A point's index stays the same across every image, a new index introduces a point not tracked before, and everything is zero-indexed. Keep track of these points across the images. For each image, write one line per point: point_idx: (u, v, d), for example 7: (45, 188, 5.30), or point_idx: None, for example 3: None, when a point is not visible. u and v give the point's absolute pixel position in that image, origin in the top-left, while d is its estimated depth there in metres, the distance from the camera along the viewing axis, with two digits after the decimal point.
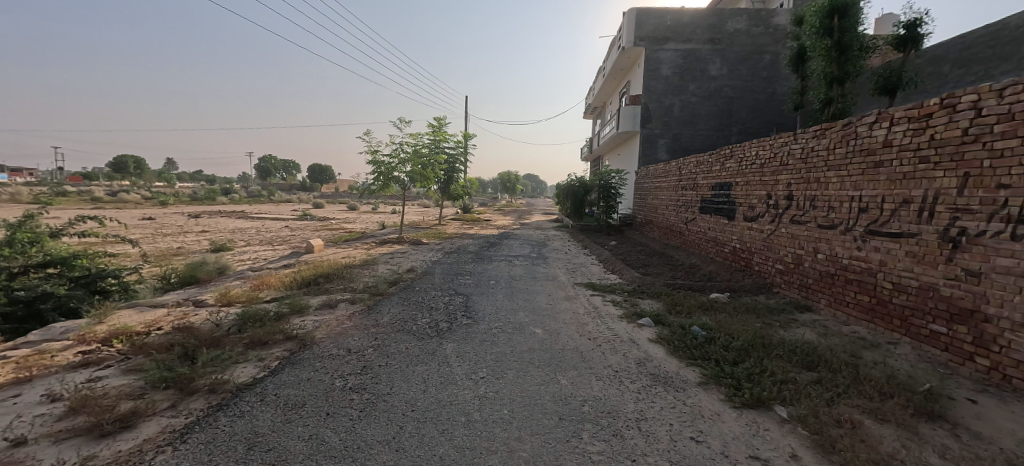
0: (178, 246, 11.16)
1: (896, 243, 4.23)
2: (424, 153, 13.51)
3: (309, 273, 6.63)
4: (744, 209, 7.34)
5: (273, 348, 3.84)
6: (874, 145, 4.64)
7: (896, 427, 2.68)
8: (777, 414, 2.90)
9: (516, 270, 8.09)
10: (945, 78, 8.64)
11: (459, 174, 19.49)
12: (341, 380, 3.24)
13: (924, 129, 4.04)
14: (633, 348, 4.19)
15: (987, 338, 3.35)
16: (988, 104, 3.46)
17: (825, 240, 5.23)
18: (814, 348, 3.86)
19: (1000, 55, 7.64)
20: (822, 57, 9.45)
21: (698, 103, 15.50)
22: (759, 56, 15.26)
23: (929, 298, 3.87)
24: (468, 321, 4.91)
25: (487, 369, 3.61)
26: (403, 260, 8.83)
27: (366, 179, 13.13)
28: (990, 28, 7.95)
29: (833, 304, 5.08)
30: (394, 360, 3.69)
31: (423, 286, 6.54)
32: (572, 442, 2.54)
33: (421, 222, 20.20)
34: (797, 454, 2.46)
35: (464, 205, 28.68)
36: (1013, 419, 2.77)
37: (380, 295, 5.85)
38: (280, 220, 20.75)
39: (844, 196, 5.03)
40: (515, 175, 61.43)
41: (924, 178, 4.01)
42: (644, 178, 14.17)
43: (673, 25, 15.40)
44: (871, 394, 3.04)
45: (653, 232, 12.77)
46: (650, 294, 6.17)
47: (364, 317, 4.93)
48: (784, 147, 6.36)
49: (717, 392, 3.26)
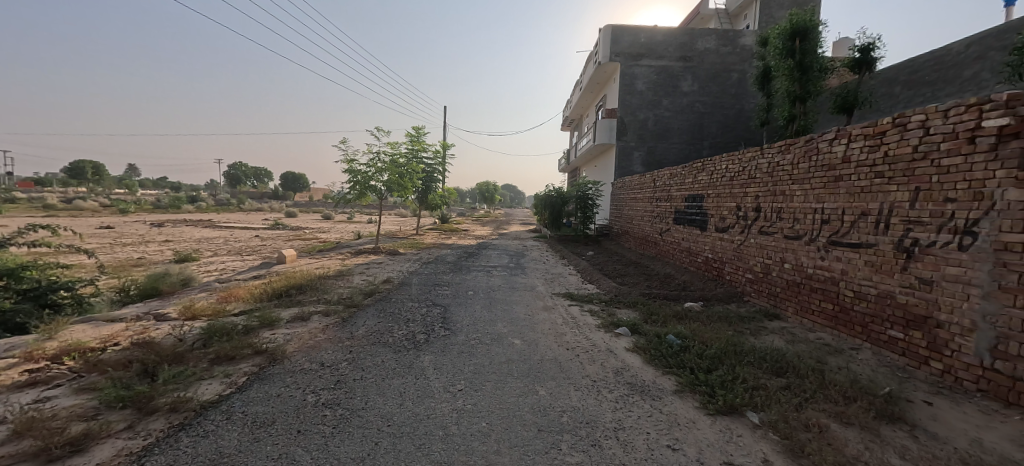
0: (138, 257, 10.58)
1: (856, 253, 4.47)
2: (402, 162, 13.37)
3: (280, 285, 6.40)
4: (715, 220, 7.60)
5: (240, 363, 3.67)
6: (834, 161, 4.92)
7: (860, 430, 2.80)
8: (749, 420, 2.98)
9: (495, 281, 8.06)
10: (896, 99, 9.26)
11: (437, 184, 19.37)
12: (313, 395, 3.12)
13: (878, 146, 4.32)
14: (611, 357, 4.23)
15: (939, 342, 3.56)
16: (934, 123, 3.74)
17: (792, 250, 5.47)
18: (782, 354, 4.00)
19: (943, 78, 8.26)
20: (785, 77, 9.99)
21: (671, 117, 16.07)
22: (727, 74, 15.97)
23: (886, 305, 4.10)
24: (446, 333, 4.85)
25: (465, 381, 3.56)
26: (379, 270, 8.66)
27: (341, 188, 12.86)
28: (934, 54, 8.61)
29: (800, 312, 5.29)
30: (369, 374, 3.60)
31: (399, 297, 6.43)
32: (550, 453, 2.53)
33: (398, 232, 19.88)
34: (768, 459, 2.53)
35: (441, 215, 28.46)
36: (965, 419, 2.94)
37: (354, 307, 5.71)
38: (249, 229, 20.00)
39: (808, 209, 5.29)
40: (494, 185, 61.51)
41: (879, 192, 4.28)
42: (620, 190, 14.47)
43: (647, 42, 16.00)
44: (836, 398, 3.17)
45: (629, 243, 13.01)
46: (627, 304, 6.27)
47: (338, 329, 4.80)
48: (751, 161, 6.66)
49: (692, 399, 3.32)
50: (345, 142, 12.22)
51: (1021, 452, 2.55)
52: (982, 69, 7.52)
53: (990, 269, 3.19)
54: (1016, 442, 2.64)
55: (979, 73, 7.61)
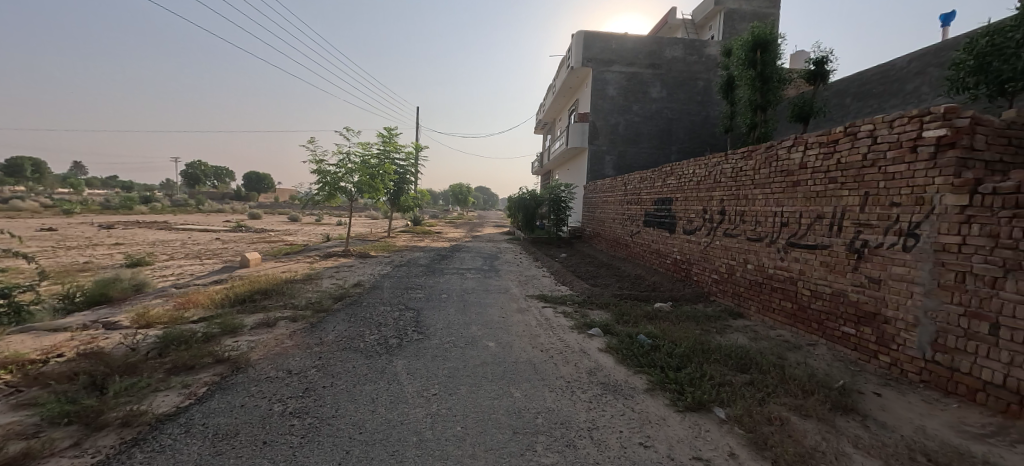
0: (84, 261, 9.81)
1: (812, 254, 4.75)
2: (374, 163, 13.08)
3: (244, 290, 6.11)
4: (683, 223, 7.87)
5: (200, 373, 3.47)
6: (792, 167, 5.22)
7: (817, 422, 2.97)
8: (716, 416, 3.10)
9: (469, 283, 8.02)
10: (847, 109, 9.92)
11: (410, 185, 19.08)
12: (280, 404, 3.00)
13: (832, 153, 4.61)
14: (584, 358, 4.29)
15: (886, 337, 3.83)
16: (881, 133, 4.03)
17: (754, 251, 5.74)
18: (746, 352, 4.19)
19: (889, 91, 8.91)
20: (748, 86, 10.48)
21: (641, 123, 16.54)
22: (693, 82, 16.58)
23: (839, 303, 4.38)
24: (419, 336, 4.78)
25: (440, 385, 3.52)
26: (349, 274, 8.42)
27: (309, 190, 12.44)
28: (880, 69, 9.28)
29: (761, 310, 5.56)
30: (340, 380, 3.50)
31: (371, 301, 6.27)
32: (526, 455, 2.53)
33: (370, 235, 19.41)
34: (734, 452, 2.64)
35: (413, 216, 28.00)
36: (910, 408, 3.18)
37: (323, 312, 5.52)
38: (208, 232, 18.96)
39: (768, 212, 5.58)
40: (467, 187, 61.04)
41: (833, 196, 4.57)
42: (592, 193, 14.73)
43: (617, 49, 16.44)
44: (795, 392, 3.34)
45: (601, 244, 13.27)
46: (600, 305, 6.39)
47: (306, 335, 4.63)
48: (716, 167, 6.94)
49: (662, 397, 3.42)
50: (313, 142, 11.84)
51: (959, 437, 2.78)
52: (923, 83, 8.16)
53: (931, 269, 3.46)
54: (954, 428, 2.87)
55: (919, 87, 8.25)
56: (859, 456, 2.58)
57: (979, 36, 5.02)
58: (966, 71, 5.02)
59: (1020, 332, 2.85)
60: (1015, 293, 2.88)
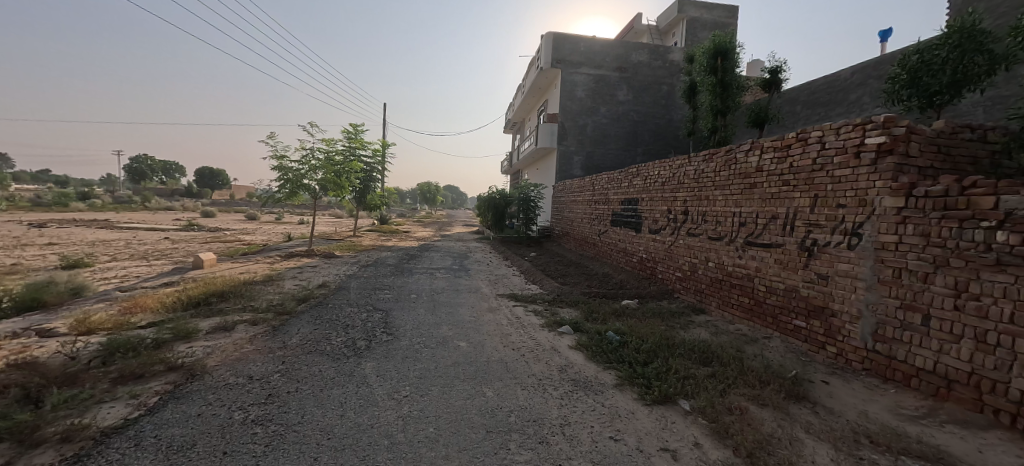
0: (11, 263, 8.89)
1: (767, 252, 5.03)
2: (339, 160, 12.65)
3: (198, 293, 5.75)
4: (649, 222, 8.12)
5: (150, 381, 3.24)
6: (749, 170, 5.51)
7: (773, 410, 3.16)
8: (682, 408, 3.23)
9: (438, 283, 7.91)
10: (797, 116, 10.58)
11: (377, 183, 18.60)
12: (241, 412, 2.85)
13: (785, 158, 4.91)
14: (555, 356, 4.34)
15: (833, 329, 4.12)
16: (829, 139, 4.33)
17: (715, 250, 6.01)
18: (708, 345, 4.38)
19: (835, 100, 9.56)
20: (709, 92, 10.94)
21: (608, 125, 16.93)
22: (658, 86, 17.11)
23: (792, 298, 4.66)
24: (388, 338, 4.67)
25: (411, 387, 3.45)
26: (314, 275, 8.10)
27: (270, 187, 11.85)
28: (826, 79, 9.94)
29: (721, 306, 5.83)
30: (306, 385, 3.36)
31: (337, 302, 6.07)
32: (500, 453, 2.54)
33: (335, 234, 18.75)
34: (699, 442, 2.76)
35: (381, 215, 27.27)
36: (854, 394, 3.44)
37: (286, 314, 5.28)
38: (157, 231, 17.66)
39: (727, 213, 5.86)
40: (436, 186, 60.32)
41: (786, 198, 4.86)
42: (561, 193, 14.89)
43: (586, 51, 16.77)
44: (753, 383, 3.54)
45: (570, 243, 13.47)
46: (569, 303, 6.49)
47: (268, 339, 4.42)
48: (680, 169, 7.21)
49: (631, 392, 3.52)
50: (273, 137, 11.28)
51: (895, 420, 3.04)
52: (864, 94, 8.81)
53: (872, 265, 3.76)
54: (892, 412, 3.14)
55: (861, 97, 8.89)
56: (810, 440, 2.78)
57: (910, 53, 5.48)
58: (900, 84, 5.43)
59: (948, 322, 3.15)
60: (944, 287, 3.18)
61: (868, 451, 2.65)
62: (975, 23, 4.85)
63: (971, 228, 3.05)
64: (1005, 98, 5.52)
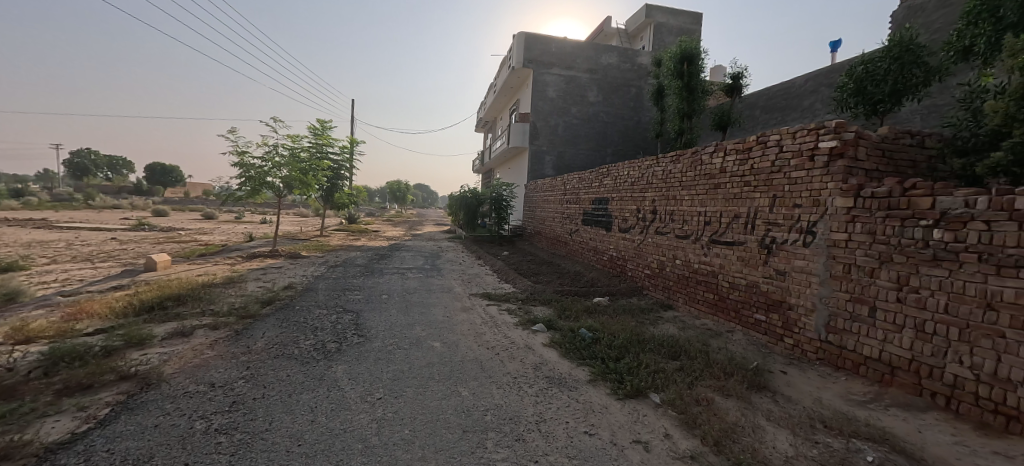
0: None
1: (730, 250, 5.27)
2: (305, 157, 12.18)
3: (152, 297, 5.41)
4: (619, 221, 8.32)
5: (100, 392, 3.02)
6: (714, 171, 5.75)
7: (736, 400, 3.33)
8: (652, 401, 3.34)
9: (410, 283, 7.78)
10: (756, 120, 11.12)
11: (346, 181, 18.06)
12: (203, 421, 2.70)
13: (747, 160, 5.16)
14: (529, 354, 4.38)
15: (790, 322, 4.37)
16: (786, 142, 4.59)
17: (682, 248, 6.23)
18: (676, 340, 4.55)
19: (791, 106, 10.12)
20: (676, 95, 11.30)
21: (580, 126, 17.19)
22: (627, 88, 17.52)
23: (753, 293, 4.91)
24: (360, 340, 4.55)
25: (384, 389, 3.39)
26: (278, 276, 7.79)
27: (230, 184, 11.26)
28: (782, 86, 10.53)
29: (688, 302, 6.05)
30: (273, 391, 3.23)
31: (305, 304, 5.86)
32: (477, 452, 2.54)
33: (301, 233, 18.10)
34: (669, 433, 2.88)
35: (349, 214, 26.52)
36: (809, 383, 3.67)
37: (250, 317, 5.06)
38: (102, 231, 16.39)
39: (694, 212, 6.09)
40: (406, 185, 59.27)
41: (748, 198, 5.11)
42: (533, 192, 14.97)
43: (557, 52, 16.96)
44: (719, 375, 3.70)
45: (542, 242, 13.59)
46: (542, 301, 6.56)
47: (231, 344, 4.22)
48: (648, 169, 7.43)
49: (604, 387, 3.61)
50: (234, 131, 10.70)
51: (846, 405, 3.28)
52: (817, 100, 9.38)
53: (825, 261, 4.02)
54: (843, 398, 3.38)
55: (814, 104, 9.46)
56: (770, 427, 2.95)
57: (856, 64, 5.89)
58: (848, 92, 5.83)
59: (891, 313, 3.42)
60: (888, 281, 3.45)
61: (822, 435, 2.84)
62: (912, 38, 5.27)
63: (911, 226, 3.32)
64: (940, 107, 6.04)
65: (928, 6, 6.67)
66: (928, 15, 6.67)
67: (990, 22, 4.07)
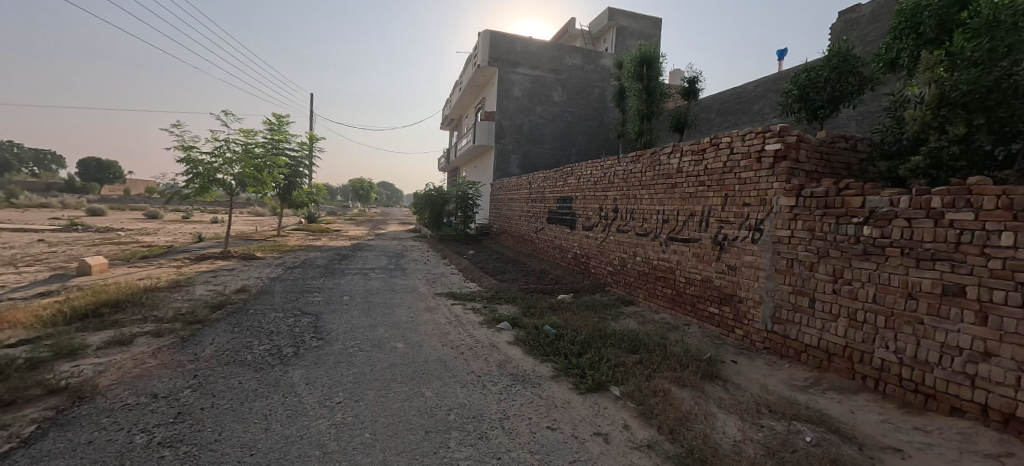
0: None
1: (686, 246, 5.51)
2: (260, 153, 11.58)
3: (86, 303, 4.98)
4: (582, 220, 8.49)
5: (23, 409, 2.75)
6: (671, 170, 5.99)
7: (691, 389, 3.50)
8: (613, 393, 3.45)
9: (372, 284, 7.59)
10: (711, 123, 11.64)
11: (304, 179, 17.35)
12: (144, 435, 2.53)
13: (701, 160, 5.41)
14: (494, 352, 4.39)
15: (740, 314, 4.63)
16: (737, 144, 4.84)
17: (642, 245, 6.44)
18: (636, 334, 4.71)
19: (742, 110, 10.68)
20: (637, 97, 11.65)
21: (545, 125, 17.37)
22: (591, 89, 17.87)
23: (707, 288, 5.16)
24: (319, 343, 4.40)
25: (344, 392, 3.30)
26: (230, 278, 7.38)
27: (175, 181, 10.52)
28: (735, 90, 11.09)
29: (648, 297, 6.27)
30: (223, 400, 3.06)
31: (258, 307, 5.60)
32: (439, 452, 2.53)
33: (256, 233, 17.23)
34: (628, 424, 2.98)
35: (308, 213, 25.45)
36: (757, 371, 3.91)
37: (198, 323, 4.76)
38: (25, 233, 14.85)
39: (653, 211, 6.31)
40: (369, 183, 57.66)
41: (702, 197, 5.36)
42: (499, 190, 14.97)
43: (522, 51, 17.07)
44: (675, 366, 3.87)
45: (508, 241, 13.64)
46: (507, 299, 6.58)
47: (176, 351, 3.96)
48: (610, 169, 7.63)
49: (566, 382, 3.68)
50: (178, 124, 9.99)
51: (790, 390, 3.52)
52: (765, 105, 9.96)
53: (771, 256, 4.29)
54: (787, 383, 3.63)
55: (763, 108, 10.03)
56: (721, 414, 3.12)
57: (799, 72, 6.29)
58: (792, 98, 6.22)
59: (828, 304, 3.70)
60: (826, 274, 3.73)
61: (767, 418, 3.04)
62: (848, 49, 5.70)
63: (845, 223, 3.61)
64: (871, 114, 6.57)
65: (862, 21, 7.26)
66: (862, 29, 7.24)
67: (912, 37, 4.48)
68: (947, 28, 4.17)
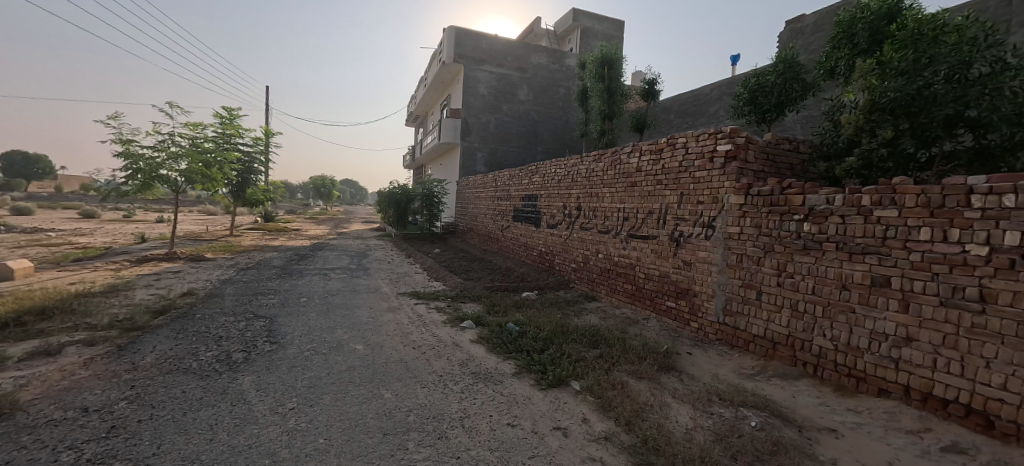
0: None
1: (645, 243, 5.68)
2: (209, 148, 10.94)
3: (3, 311, 4.54)
4: (547, 218, 8.59)
5: None
6: (631, 169, 6.16)
7: (648, 381, 3.63)
8: (573, 388, 3.52)
9: (332, 284, 7.36)
10: (670, 124, 12.07)
11: (259, 176, 16.54)
12: (72, 452, 2.34)
13: (658, 160, 5.59)
14: (456, 351, 4.37)
15: (695, 308, 4.83)
16: (691, 144, 5.04)
17: (604, 243, 6.58)
18: (597, 329, 4.82)
19: (700, 112, 11.12)
20: (599, 97, 11.89)
21: (510, 123, 17.41)
22: (556, 88, 18.06)
23: (664, 283, 5.34)
24: (272, 347, 4.22)
25: (298, 397, 3.18)
26: (174, 281, 6.93)
27: (113, 177, 9.75)
28: (692, 93, 11.52)
29: (609, 293, 6.43)
30: (164, 410, 2.88)
31: (207, 312, 5.29)
32: (397, 455, 2.48)
33: (206, 233, 16.26)
34: (587, 417, 3.04)
35: (264, 212, 24.26)
36: (710, 361, 4.10)
37: (137, 330, 4.45)
38: None
39: (614, 209, 6.47)
40: (332, 181, 55.76)
41: (660, 195, 5.54)
42: (466, 188, 14.87)
43: (487, 49, 17.02)
44: (634, 359, 3.99)
45: (473, 239, 13.61)
46: (472, 298, 6.56)
47: (111, 360, 3.68)
48: (573, 167, 7.76)
49: (528, 378, 3.72)
50: (115, 115, 9.25)
51: (739, 378, 3.71)
52: (720, 108, 10.42)
53: (722, 252, 4.50)
54: (736, 372, 3.83)
55: (718, 110, 10.50)
56: (675, 403, 3.25)
57: (748, 77, 6.62)
58: (742, 102, 6.54)
59: (774, 296, 3.93)
60: (772, 268, 3.96)
61: (717, 406, 3.20)
62: (792, 57, 6.06)
63: (788, 220, 3.84)
64: (812, 119, 7.02)
65: (806, 30, 7.72)
66: (806, 38, 7.70)
67: (848, 47, 4.81)
68: (878, 40, 4.55)
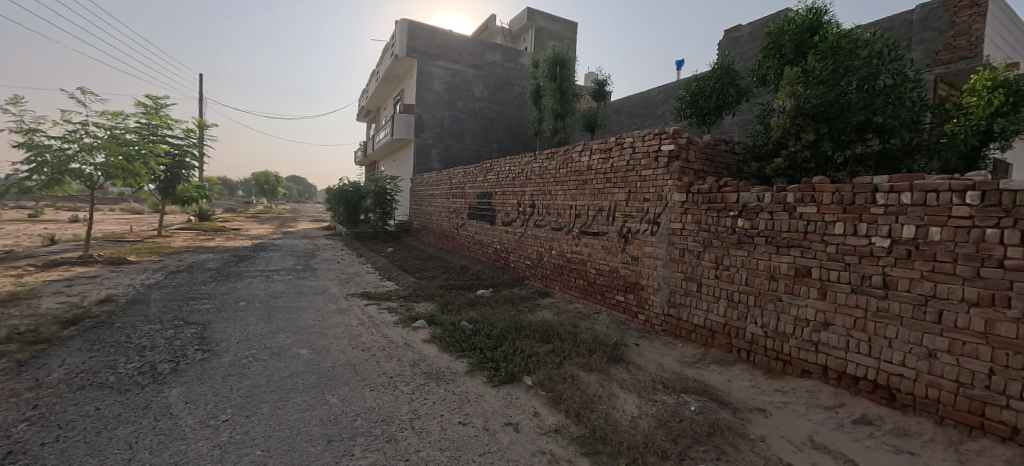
0: None
1: (597, 239, 5.86)
2: (131, 140, 9.96)
3: None
4: (501, 215, 8.62)
5: None
6: (582, 167, 6.31)
7: (597, 373, 3.75)
8: (525, 383, 3.56)
9: (276, 287, 6.96)
10: (620, 124, 12.52)
11: (192, 171, 15.26)
12: None
13: (608, 159, 5.77)
14: (407, 351, 4.29)
15: (643, 300, 5.05)
16: (638, 144, 5.24)
17: (557, 239, 6.71)
18: (549, 325, 4.91)
19: (648, 113, 11.60)
20: (552, 96, 12.08)
21: (465, 120, 17.26)
22: (511, 86, 18.15)
23: (614, 277, 5.53)
24: (205, 356, 3.91)
25: (233, 408, 2.98)
26: (89, 288, 6.25)
27: (12, 171, 8.60)
28: (641, 95, 11.99)
29: (563, 289, 6.57)
30: (73, 431, 2.59)
31: (128, 320, 4.82)
32: (342, 461, 2.40)
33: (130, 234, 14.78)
34: (538, 411, 3.10)
35: (198, 211, 22.41)
36: (656, 351, 4.31)
37: (42, 343, 3.96)
38: None
39: (566, 206, 6.60)
40: (277, 177, 52.59)
41: (609, 193, 5.72)
42: (420, 186, 14.61)
43: (441, 44, 16.78)
44: (585, 352, 4.11)
45: (428, 237, 13.38)
46: (425, 297, 6.45)
47: (7, 378, 3.25)
48: (527, 165, 7.83)
49: (481, 376, 3.72)
50: (13, 101, 8.17)
51: (682, 366, 3.93)
52: (667, 110, 10.93)
53: (666, 247, 4.73)
54: (680, 361, 4.05)
55: (665, 112, 11.02)
56: (622, 393, 3.39)
57: (691, 81, 6.98)
58: (685, 104, 6.90)
59: (713, 287, 4.18)
60: (710, 261, 4.21)
61: (661, 393, 3.36)
62: (728, 63, 6.46)
63: (724, 216, 4.11)
64: (746, 122, 7.56)
65: (742, 40, 8.26)
66: (742, 46, 8.24)
67: (777, 57, 5.20)
68: (802, 51, 4.95)
